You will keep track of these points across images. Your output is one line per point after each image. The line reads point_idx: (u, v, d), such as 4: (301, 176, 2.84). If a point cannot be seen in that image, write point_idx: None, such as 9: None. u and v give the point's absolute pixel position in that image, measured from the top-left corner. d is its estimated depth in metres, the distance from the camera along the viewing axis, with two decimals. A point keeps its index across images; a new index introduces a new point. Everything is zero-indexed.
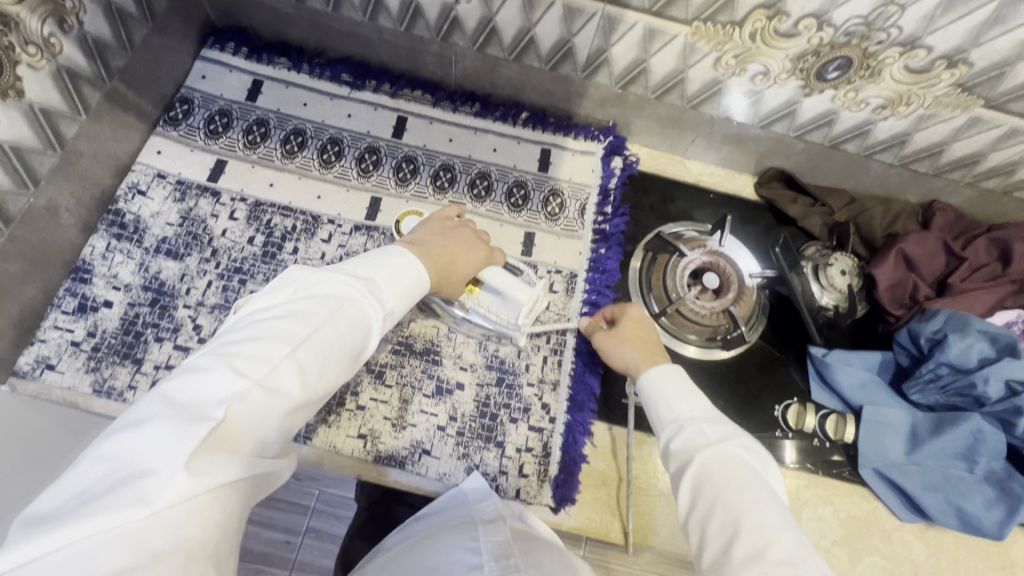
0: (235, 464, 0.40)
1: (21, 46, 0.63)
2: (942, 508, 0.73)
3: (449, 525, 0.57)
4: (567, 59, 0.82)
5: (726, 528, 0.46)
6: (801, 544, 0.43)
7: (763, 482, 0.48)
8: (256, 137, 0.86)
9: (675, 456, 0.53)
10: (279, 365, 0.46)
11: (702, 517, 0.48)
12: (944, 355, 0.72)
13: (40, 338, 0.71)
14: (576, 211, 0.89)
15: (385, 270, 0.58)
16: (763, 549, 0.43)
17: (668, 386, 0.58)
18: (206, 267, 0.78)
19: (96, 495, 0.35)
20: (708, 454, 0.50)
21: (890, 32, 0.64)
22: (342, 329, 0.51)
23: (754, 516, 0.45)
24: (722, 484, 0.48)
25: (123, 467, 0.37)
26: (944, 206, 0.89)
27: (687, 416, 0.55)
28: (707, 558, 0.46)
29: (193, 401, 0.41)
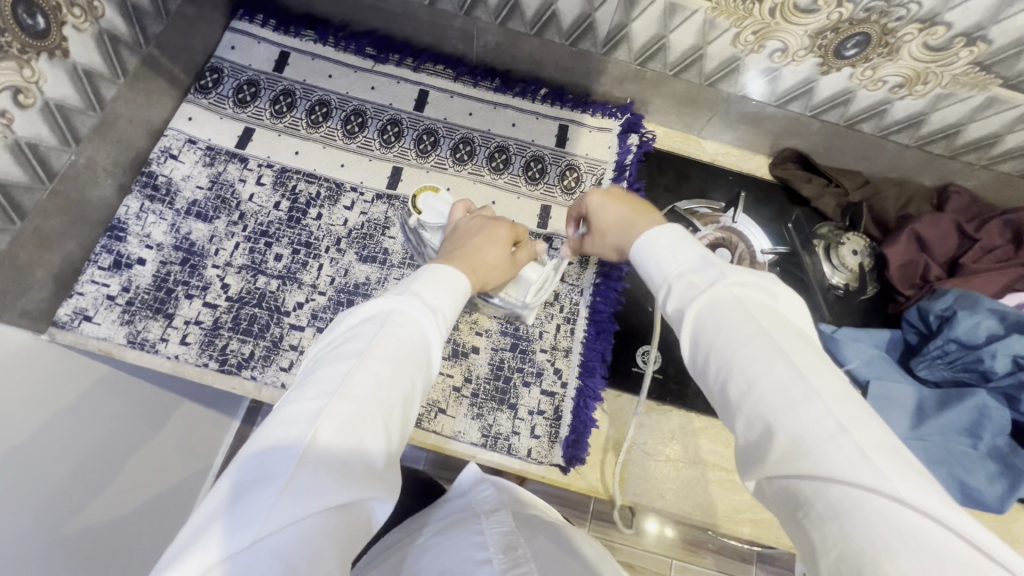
0: (336, 485, 0.36)
1: (68, 8, 0.66)
2: (946, 482, 0.74)
3: (462, 518, 0.57)
4: (588, 34, 0.83)
5: (723, 369, 0.43)
6: (796, 367, 0.40)
7: (756, 316, 0.44)
8: (283, 106, 0.89)
9: (672, 315, 0.50)
10: (357, 379, 0.41)
11: (702, 365, 0.46)
12: (952, 331, 0.74)
13: (78, 291, 0.75)
14: (592, 186, 0.91)
15: (428, 280, 0.54)
16: (755, 381, 0.40)
17: (659, 249, 0.54)
18: (234, 230, 0.81)
19: (206, 532, 0.33)
20: (699, 304, 0.47)
21: (909, 8, 0.65)
22: (407, 339, 0.46)
23: (745, 352, 0.42)
24: (716, 327, 0.45)
25: (229, 501, 0.35)
26: (958, 189, 0.89)
27: (677, 273, 0.52)
28: (716, 399, 0.44)
29: (281, 430, 0.38)
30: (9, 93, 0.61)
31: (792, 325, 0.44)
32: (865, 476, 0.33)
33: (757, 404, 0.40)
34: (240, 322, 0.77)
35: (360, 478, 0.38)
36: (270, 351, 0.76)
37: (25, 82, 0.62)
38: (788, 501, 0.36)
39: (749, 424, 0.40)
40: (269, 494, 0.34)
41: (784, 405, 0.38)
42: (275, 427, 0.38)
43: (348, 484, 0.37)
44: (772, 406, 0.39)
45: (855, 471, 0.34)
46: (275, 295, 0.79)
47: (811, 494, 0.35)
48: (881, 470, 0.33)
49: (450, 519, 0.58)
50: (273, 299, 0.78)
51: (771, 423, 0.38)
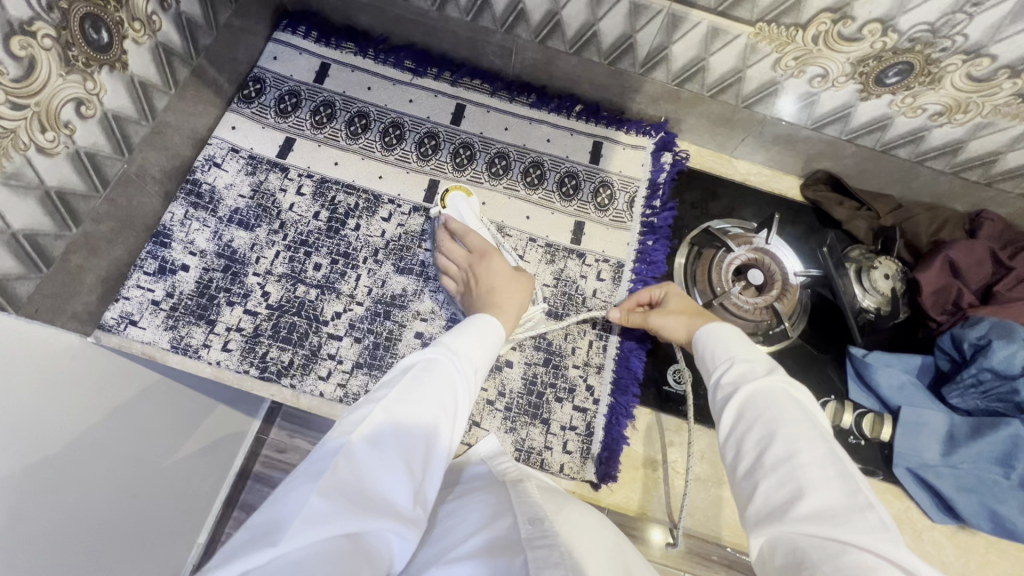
0: (351, 513, 0.38)
1: (129, 22, 0.68)
2: (975, 510, 0.75)
3: (469, 490, 0.59)
4: (627, 55, 0.84)
5: (763, 439, 0.49)
6: (833, 453, 0.46)
7: (801, 407, 0.51)
8: (323, 117, 0.90)
9: (724, 386, 0.58)
10: (380, 423, 0.45)
11: (741, 430, 0.52)
12: (986, 360, 0.74)
13: (124, 296, 0.76)
14: (625, 204, 0.92)
15: (452, 337, 0.60)
16: (797, 453, 0.47)
17: (721, 338, 0.65)
18: (274, 239, 0.83)
19: (232, 554, 0.35)
20: (756, 386, 0.55)
21: (955, 39, 0.66)
22: (431, 392, 0.51)
23: (790, 429, 0.49)
24: (766, 406, 0.52)
25: (259, 527, 0.37)
26: (992, 216, 0.89)
27: (741, 355, 0.60)
28: (743, 464, 0.50)
29: (306, 467, 0.41)
30: (73, 104, 0.63)
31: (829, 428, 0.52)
32: (881, 545, 0.39)
33: (793, 471, 0.45)
34: (279, 330, 0.78)
35: (376, 509, 0.40)
36: (309, 360, 0.78)
37: (88, 94, 0.65)
38: (792, 560, 0.41)
39: (777, 487, 0.45)
40: (288, 520, 0.36)
41: (820, 479, 0.44)
42: (309, 461, 0.42)
43: (362, 513, 0.39)
44: (805, 479, 0.45)
45: (874, 539, 0.39)
46: (314, 305, 0.80)
47: (821, 556, 0.39)
48: (899, 545, 0.39)
49: (448, 496, 0.60)
50: (312, 308, 0.80)
51: (802, 491, 0.44)
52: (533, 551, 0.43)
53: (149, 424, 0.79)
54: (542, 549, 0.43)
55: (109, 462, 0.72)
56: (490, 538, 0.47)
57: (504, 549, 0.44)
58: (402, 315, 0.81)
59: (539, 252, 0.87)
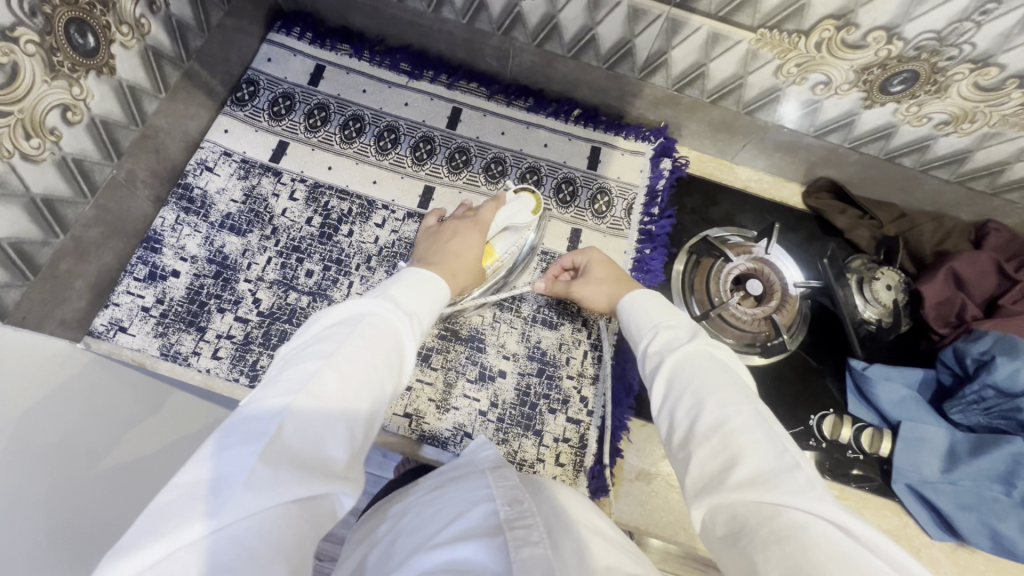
0: (299, 479, 0.35)
1: (116, 26, 0.67)
2: (974, 527, 0.74)
3: (452, 475, 0.57)
4: (626, 59, 0.82)
5: (693, 407, 0.45)
6: (760, 414, 0.43)
7: (727, 370, 0.48)
8: (317, 121, 0.89)
9: (652, 359, 0.54)
10: (326, 380, 0.41)
11: (672, 401, 0.48)
12: (990, 377, 0.72)
13: (114, 302, 0.76)
14: (622, 211, 0.90)
15: (404, 287, 0.55)
16: (726, 420, 0.43)
17: (647, 306, 0.60)
18: (267, 244, 0.82)
19: (163, 522, 0.32)
20: (682, 353, 0.51)
21: (962, 48, 0.64)
22: (377, 346, 0.47)
23: (718, 395, 0.45)
24: (696, 373, 0.48)
25: (194, 490, 0.33)
26: (998, 226, 0.87)
27: (664, 323, 0.56)
28: (676, 436, 0.46)
29: (245, 425, 0.37)
30: (58, 110, 0.62)
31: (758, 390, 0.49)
32: (811, 504, 0.36)
33: (725, 438, 0.42)
34: (270, 338, 0.77)
35: (324, 473, 0.37)
36: None
37: (74, 99, 0.64)
38: (732, 529, 0.38)
39: (710, 455, 0.42)
40: (227, 487, 0.33)
41: (752, 441, 0.41)
42: (245, 421, 0.38)
43: (309, 479, 0.36)
44: (736, 444, 0.41)
45: (804, 499, 0.36)
46: (305, 312, 0.79)
47: (757, 521, 0.36)
48: (828, 502, 0.36)
49: (430, 482, 0.58)
50: (304, 316, 0.79)
51: (735, 457, 0.40)
52: (512, 532, 0.43)
53: (145, 420, 0.68)
54: (520, 529, 0.44)
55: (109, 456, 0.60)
56: (473, 516, 0.47)
57: (488, 529, 0.45)
58: None
59: (535, 260, 0.86)
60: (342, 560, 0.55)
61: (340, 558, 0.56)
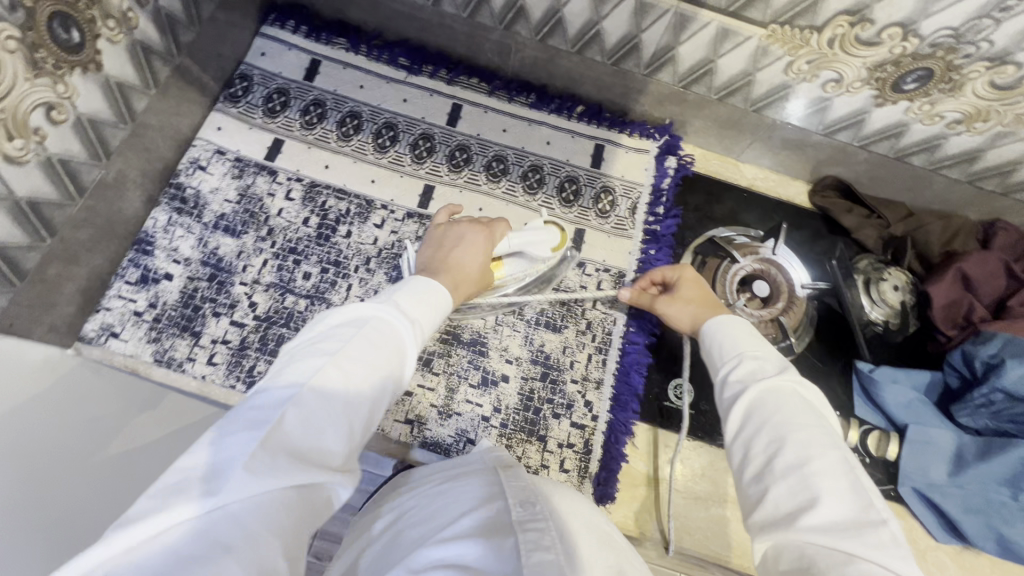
0: (297, 467, 0.36)
1: (102, 20, 0.65)
2: (981, 531, 0.73)
3: (460, 472, 0.56)
4: (632, 55, 0.80)
5: (774, 443, 0.45)
6: (845, 463, 0.43)
7: (813, 412, 0.47)
8: (313, 117, 0.86)
9: (732, 386, 0.54)
10: (328, 376, 0.41)
11: (750, 433, 0.48)
12: (1000, 380, 0.71)
13: (105, 306, 0.73)
14: (626, 210, 0.88)
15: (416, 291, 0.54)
16: (808, 460, 0.43)
17: (732, 333, 0.60)
18: (263, 246, 0.80)
19: (162, 499, 0.32)
20: (766, 386, 0.50)
21: (979, 45, 0.62)
22: (382, 348, 0.45)
23: (803, 435, 0.45)
24: (779, 409, 0.47)
25: (193, 472, 0.34)
26: (1007, 226, 0.85)
27: (749, 352, 0.56)
28: (750, 469, 0.46)
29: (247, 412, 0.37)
30: (42, 109, 0.60)
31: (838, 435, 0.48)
32: (893, 561, 0.36)
33: (805, 479, 0.42)
34: (267, 343, 0.76)
35: (320, 465, 0.38)
36: None
37: (59, 98, 0.62)
38: (799, 566, 0.39)
39: (787, 494, 0.42)
40: (227, 469, 0.33)
41: (834, 489, 0.41)
42: (246, 409, 0.37)
43: (306, 467, 0.36)
44: (816, 488, 0.41)
45: (888, 556, 0.36)
46: (303, 316, 0.77)
47: (829, 564, 0.37)
48: (908, 563, 0.36)
49: (439, 477, 0.57)
50: (301, 320, 0.77)
51: (813, 499, 0.41)
52: (523, 535, 0.41)
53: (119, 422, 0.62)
54: (532, 532, 0.41)
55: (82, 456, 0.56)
56: (479, 514, 0.45)
57: (494, 529, 0.42)
58: None
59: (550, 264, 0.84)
60: (340, 555, 0.54)
61: (339, 547, 0.55)
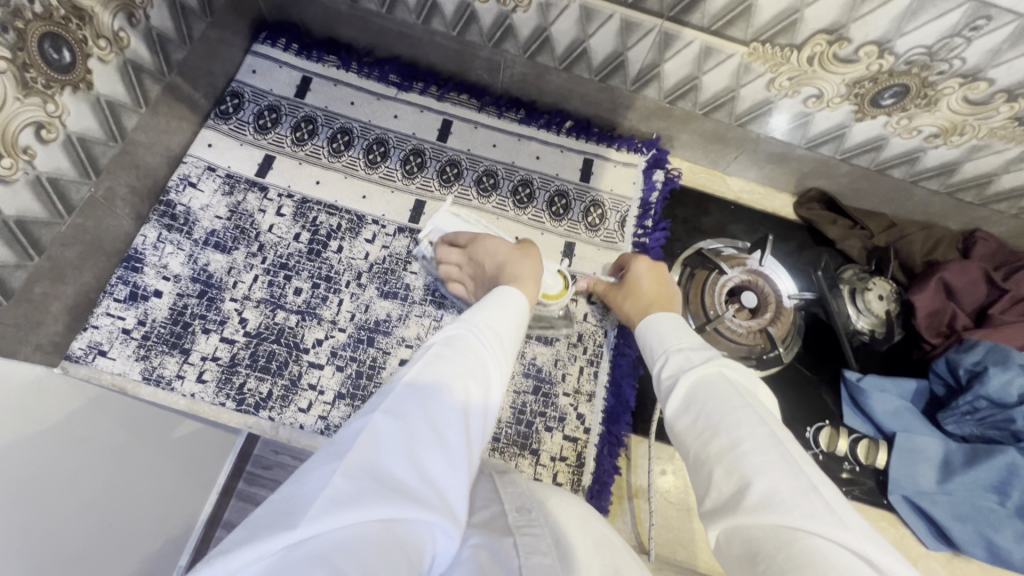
0: (387, 494, 0.34)
1: (93, 39, 0.65)
2: (970, 538, 0.74)
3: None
4: (618, 72, 0.82)
5: (707, 429, 0.45)
6: (776, 436, 0.42)
7: (739, 390, 0.47)
8: (304, 134, 0.87)
9: (666, 382, 0.54)
10: (409, 398, 0.41)
11: (688, 423, 0.48)
12: (983, 387, 0.73)
13: (93, 324, 0.73)
14: (616, 223, 0.90)
15: (489, 313, 0.54)
16: (739, 441, 0.42)
17: (663, 330, 0.61)
18: (253, 262, 0.80)
19: (253, 531, 0.31)
20: (694, 375, 0.51)
21: (952, 63, 0.64)
22: (465, 367, 0.46)
23: (732, 416, 0.44)
24: (712, 395, 0.48)
25: (286, 505, 0.33)
26: (986, 235, 0.88)
27: (676, 345, 0.57)
28: (691, 458, 0.46)
29: (338, 445, 0.37)
30: (31, 128, 0.60)
31: (772, 409, 0.49)
32: (830, 530, 0.35)
33: (738, 460, 0.41)
34: (257, 359, 0.75)
35: (408, 493, 0.35)
36: (288, 391, 0.75)
37: (49, 116, 0.62)
38: (747, 550, 0.37)
39: (725, 477, 0.41)
40: (313, 500, 0.33)
41: (765, 463, 0.40)
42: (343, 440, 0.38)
43: (397, 494, 0.35)
44: (748, 465, 0.41)
45: (823, 524, 0.35)
46: (294, 331, 0.77)
47: (775, 546, 0.35)
48: (849, 530, 0.35)
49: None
50: (292, 336, 0.77)
51: (747, 479, 0.40)
52: (520, 538, 0.41)
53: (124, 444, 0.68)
54: (530, 536, 0.42)
55: (118, 488, 0.66)
56: (483, 520, 0.45)
57: (495, 530, 0.43)
58: (386, 342, 0.78)
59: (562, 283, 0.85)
60: None
61: None
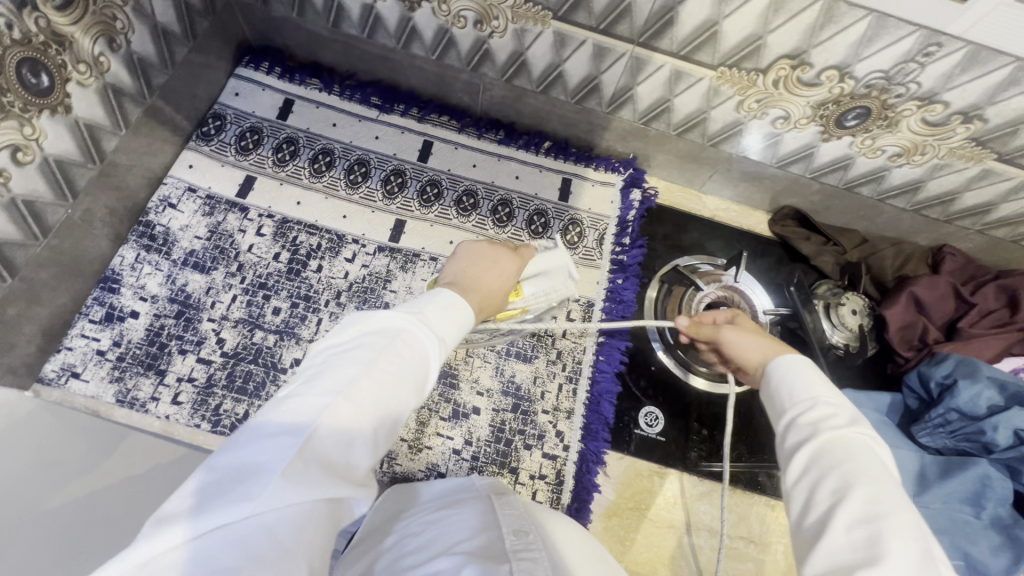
0: (326, 479, 0.35)
1: (72, 64, 0.66)
2: (948, 552, 0.72)
3: (455, 499, 0.55)
4: (594, 94, 0.84)
5: (836, 491, 0.38)
6: (919, 528, 0.35)
7: (887, 471, 0.39)
8: (285, 154, 0.88)
9: (797, 430, 0.44)
10: (363, 388, 0.39)
11: (810, 484, 0.40)
12: (953, 400, 0.74)
13: (67, 345, 0.73)
14: (595, 241, 0.91)
15: (444, 303, 0.49)
16: (878, 518, 0.36)
17: (800, 372, 0.48)
18: (232, 282, 0.80)
19: (199, 497, 0.31)
20: (834, 438, 0.41)
21: (909, 87, 0.66)
22: (416, 363, 0.43)
23: (873, 489, 0.37)
24: (850, 459, 0.39)
25: (229, 472, 0.33)
26: (953, 250, 0.90)
27: (825, 397, 0.44)
28: (800, 521, 0.39)
29: (286, 415, 0.36)
30: (8, 151, 0.60)
31: None
32: None
33: (875, 538, 0.35)
34: (234, 380, 0.75)
35: (345, 478, 0.36)
36: None
37: (26, 139, 0.62)
38: None
39: (849, 549, 0.35)
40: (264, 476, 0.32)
41: (906, 554, 0.34)
42: (285, 413, 0.36)
43: (338, 480, 0.35)
44: (879, 549, 0.34)
45: None
46: (271, 351, 0.77)
47: None
48: None
49: (434, 510, 0.54)
50: (270, 356, 0.77)
51: (882, 562, 0.33)
52: (517, 563, 0.40)
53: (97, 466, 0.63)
54: (525, 561, 0.40)
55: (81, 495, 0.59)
56: (475, 544, 0.43)
57: (489, 556, 0.41)
58: None
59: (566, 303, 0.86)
60: None
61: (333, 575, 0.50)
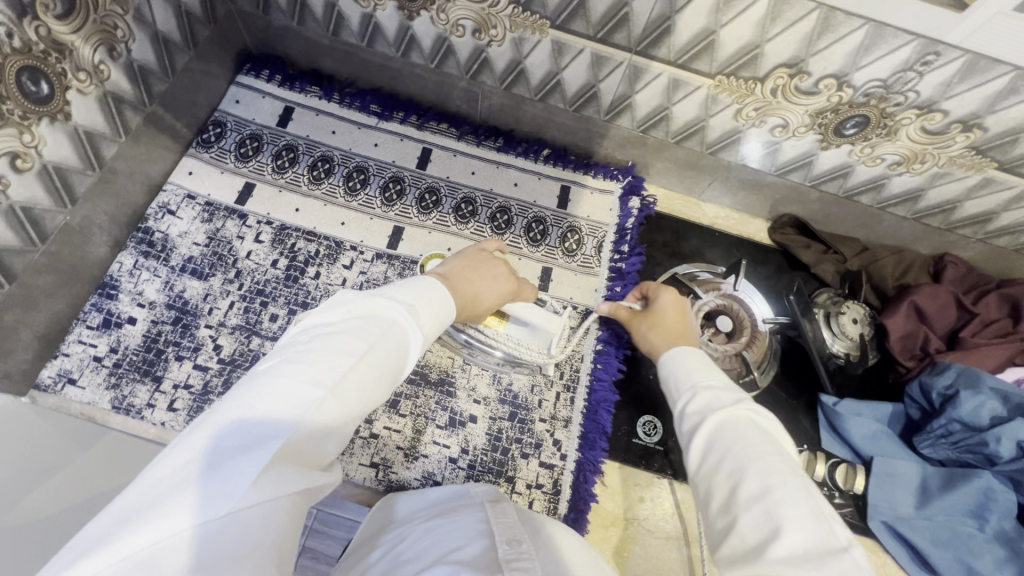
0: (301, 472, 0.35)
1: (72, 72, 0.66)
2: (950, 564, 0.72)
3: (450, 507, 0.54)
4: (592, 102, 0.84)
5: (734, 473, 0.42)
6: (808, 489, 0.40)
7: (769, 439, 0.44)
8: (285, 161, 0.88)
9: (690, 417, 0.50)
10: (347, 381, 0.40)
11: (711, 469, 0.44)
12: (955, 411, 0.73)
13: (64, 352, 0.73)
14: (593, 248, 0.91)
15: (426, 295, 0.51)
16: (769, 489, 0.40)
17: (687, 364, 0.56)
18: (229, 288, 0.80)
19: (169, 490, 0.31)
20: (723, 416, 0.47)
21: (908, 95, 0.66)
22: (398, 355, 0.44)
23: (761, 463, 0.42)
24: (738, 438, 0.44)
25: (203, 465, 0.33)
26: (954, 259, 0.89)
27: (705, 382, 0.52)
28: (713, 505, 0.43)
29: (263, 406, 0.36)
30: (6, 158, 0.61)
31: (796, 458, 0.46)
32: None
33: (769, 509, 0.38)
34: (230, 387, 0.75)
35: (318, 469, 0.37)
36: None
37: (25, 146, 0.63)
38: None
39: (752, 525, 0.38)
40: (241, 471, 0.33)
41: (799, 515, 0.38)
42: (263, 403, 0.36)
43: (309, 472, 0.36)
44: (769, 520, 0.38)
45: None
46: None
47: None
48: None
49: (424, 516, 0.54)
50: None
51: (777, 530, 0.37)
52: (511, 572, 0.39)
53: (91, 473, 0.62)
54: (519, 571, 0.40)
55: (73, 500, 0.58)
56: (469, 553, 0.42)
57: (483, 566, 0.40)
58: None
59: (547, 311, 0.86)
60: None
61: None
